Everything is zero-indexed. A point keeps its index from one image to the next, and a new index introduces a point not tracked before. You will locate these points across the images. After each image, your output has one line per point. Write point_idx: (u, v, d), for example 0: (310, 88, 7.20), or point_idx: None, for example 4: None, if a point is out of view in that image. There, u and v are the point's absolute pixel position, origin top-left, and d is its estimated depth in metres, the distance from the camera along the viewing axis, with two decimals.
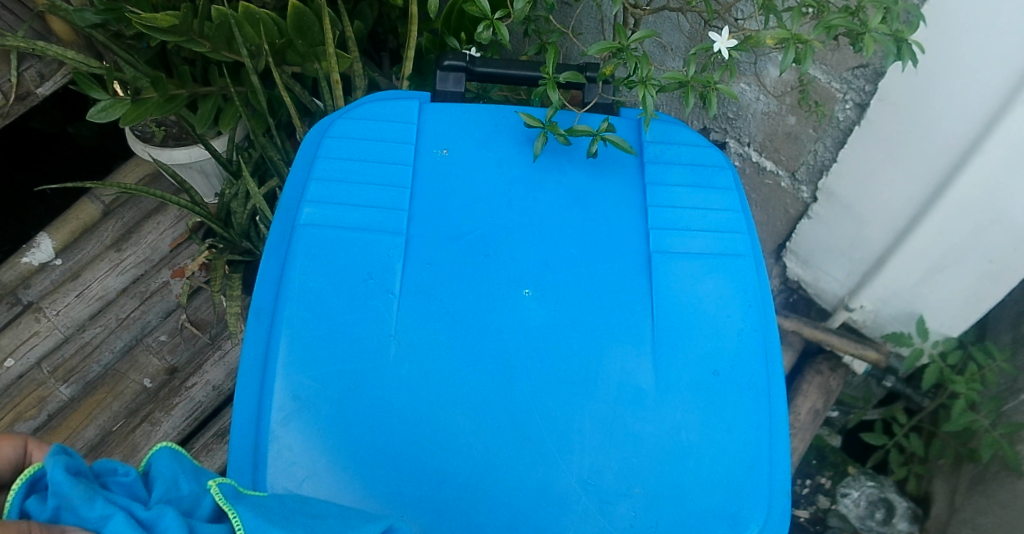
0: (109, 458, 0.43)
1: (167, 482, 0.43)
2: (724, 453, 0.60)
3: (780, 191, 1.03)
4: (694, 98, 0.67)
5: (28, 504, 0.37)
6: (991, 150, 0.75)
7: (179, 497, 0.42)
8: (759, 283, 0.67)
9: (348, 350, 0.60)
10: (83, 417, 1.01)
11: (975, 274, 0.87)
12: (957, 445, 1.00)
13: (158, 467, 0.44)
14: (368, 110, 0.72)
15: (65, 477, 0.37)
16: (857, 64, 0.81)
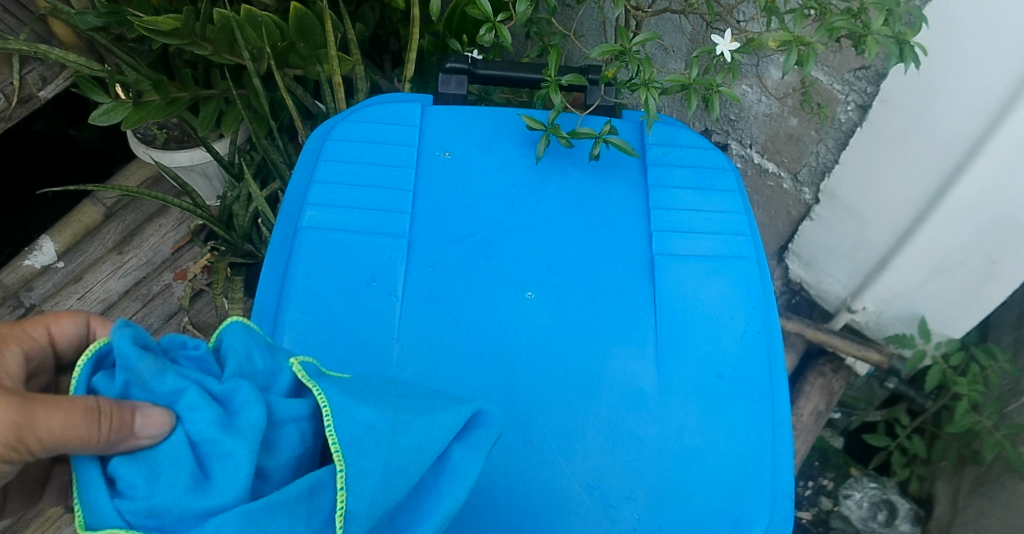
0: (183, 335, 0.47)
1: (239, 356, 0.45)
2: (728, 457, 0.60)
3: (782, 193, 1.03)
4: (697, 101, 0.67)
5: (97, 379, 0.43)
6: (993, 152, 0.75)
7: (257, 369, 0.46)
8: (762, 285, 0.67)
9: (351, 354, 0.60)
10: None
11: (977, 276, 0.87)
12: (960, 446, 1.00)
13: (229, 342, 0.46)
14: (370, 113, 0.72)
15: (133, 352, 0.42)
16: (859, 66, 0.81)
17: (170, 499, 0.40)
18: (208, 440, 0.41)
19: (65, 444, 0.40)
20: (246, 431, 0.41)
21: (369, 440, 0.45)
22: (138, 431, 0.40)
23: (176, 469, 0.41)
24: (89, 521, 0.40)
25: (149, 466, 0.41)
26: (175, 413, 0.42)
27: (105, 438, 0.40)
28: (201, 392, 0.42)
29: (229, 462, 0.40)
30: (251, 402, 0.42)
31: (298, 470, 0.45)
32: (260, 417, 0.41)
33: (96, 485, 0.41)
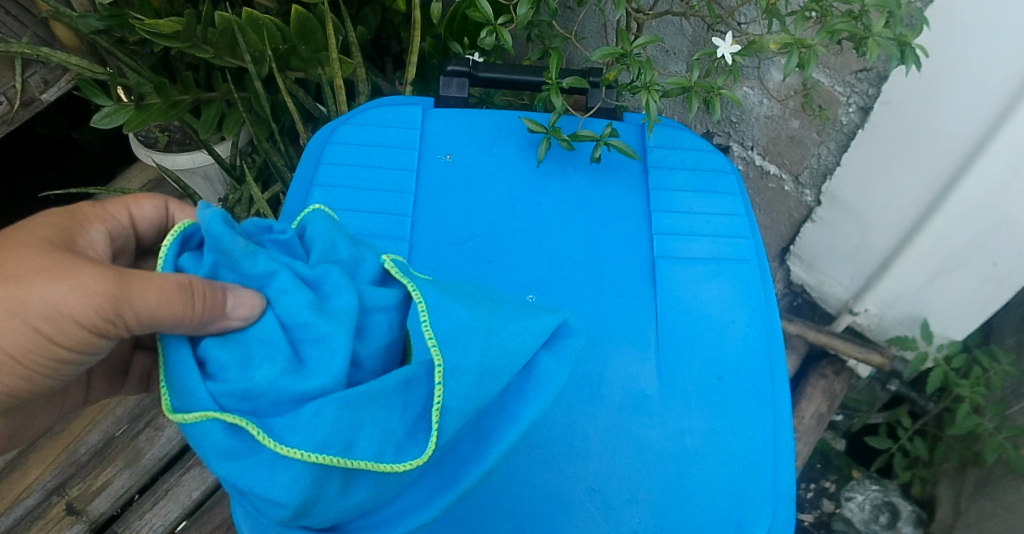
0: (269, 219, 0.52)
1: (324, 245, 0.51)
2: (729, 461, 0.60)
3: (783, 195, 1.03)
4: (697, 104, 0.67)
5: (184, 260, 0.50)
6: (996, 152, 0.74)
7: (341, 258, 0.51)
8: (764, 288, 0.67)
9: None
10: (87, 422, 1.02)
11: (979, 277, 0.87)
12: (962, 448, 1.00)
13: (313, 232, 0.52)
14: (371, 116, 0.72)
15: (224, 234, 0.48)
16: (860, 68, 0.81)
17: (269, 382, 0.44)
18: (300, 322, 0.46)
19: (161, 322, 0.46)
20: (337, 314, 0.46)
21: (463, 341, 0.48)
22: (229, 312, 0.46)
23: (270, 346, 0.46)
24: (180, 403, 0.45)
25: (245, 346, 0.46)
26: (266, 295, 0.48)
27: (195, 315, 0.45)
28: (291, 277, 0.48)
29: (322, 346, 0.45)
30: (341, 288, 0.47)
31: (385, 359, 0.49)
32: (351, 302, 0.47)
33: (190, 364, 0.46)
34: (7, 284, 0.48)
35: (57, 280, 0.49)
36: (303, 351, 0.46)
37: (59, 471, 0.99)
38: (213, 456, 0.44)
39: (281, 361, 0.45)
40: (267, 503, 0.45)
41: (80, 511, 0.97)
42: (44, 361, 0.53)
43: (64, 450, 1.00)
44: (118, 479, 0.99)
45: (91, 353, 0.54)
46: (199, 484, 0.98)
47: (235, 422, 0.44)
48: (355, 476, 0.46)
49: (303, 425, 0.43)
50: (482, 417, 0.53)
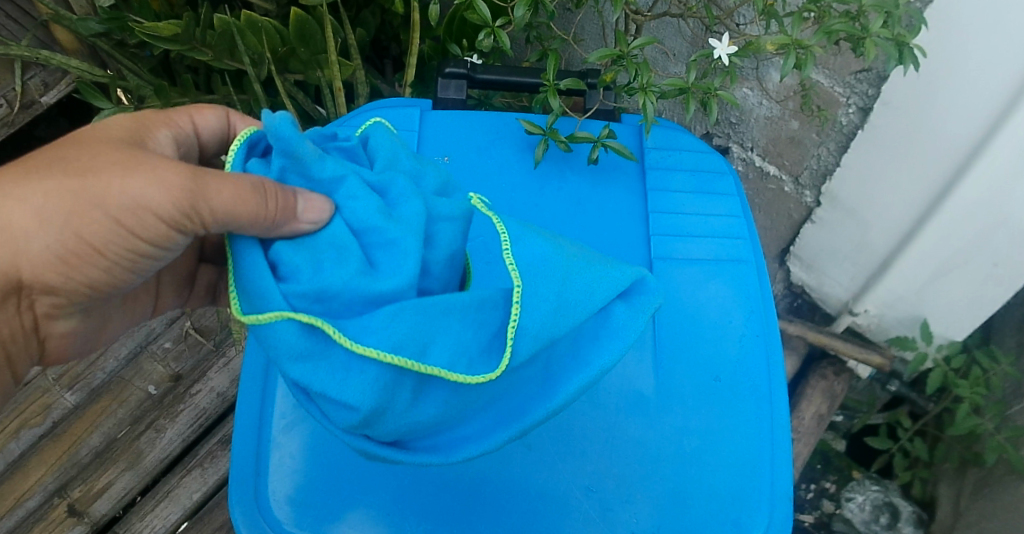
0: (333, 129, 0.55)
1: (387, 155, 0.52)
2: (725, 460, 0.60)
3: (783, 196, 1.03)
4: (694, 105, 0.67)
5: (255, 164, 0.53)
6: (996, 153, 0.74)
7: (406, 167, 0.52)
8: (762, 289, 0.67)
9: None
10: (89, 424, 1.03)
11: (980, 277, 0.87)
12: (962, 448, 1.00)
13: (375, 142, 0.54)
14: (370, 117, 0.72)
15: (293, 137, 0.49)
16: (860, 69, 0.81)
17: (343, 283, 0.44)
18: (370, 227, 0.47)
19: (237, 220, 0.47)
20: (406, 220, 0.47)
21: (543, 269, 0.49)
22: (301, 216, 0.46)
23: (343, 248, 0.47)
24: (253, 305, 0.46)
25: (317, 252, 0.47)
26: (335, 201, 0.49)
27: (269, 210, 0.46)
28: (359, 183, 0.49)
29: (393, 250, 0.46)
30: (408, 195, 0.48)
31: (451, 267, 0.49)
32: (419, 209, 0.47)
33: (262, 265, 0.47)
34: (86, 177, 0.51)
35: (134, 172, 0.51)
36: (376, 256, 0.46)
37: (60, 472, 1.00)
38: (289, 358, 0.45)
39: (355, 264, 0.45)
40: (339, 407, 0.45)
41: (83, 513, 0.98)
42: (124, 255, 0.56)
43: (66, 452, 1.01)
44: (119, 481, 0.99)
45: (167, 248, 0.56)
46: (200, 486, 0.98)
47: (309, 321, 0.44)
48: (427, 387, 0.46)
49: (382, 329, 0.44)
50: (552, 355, 0.51)
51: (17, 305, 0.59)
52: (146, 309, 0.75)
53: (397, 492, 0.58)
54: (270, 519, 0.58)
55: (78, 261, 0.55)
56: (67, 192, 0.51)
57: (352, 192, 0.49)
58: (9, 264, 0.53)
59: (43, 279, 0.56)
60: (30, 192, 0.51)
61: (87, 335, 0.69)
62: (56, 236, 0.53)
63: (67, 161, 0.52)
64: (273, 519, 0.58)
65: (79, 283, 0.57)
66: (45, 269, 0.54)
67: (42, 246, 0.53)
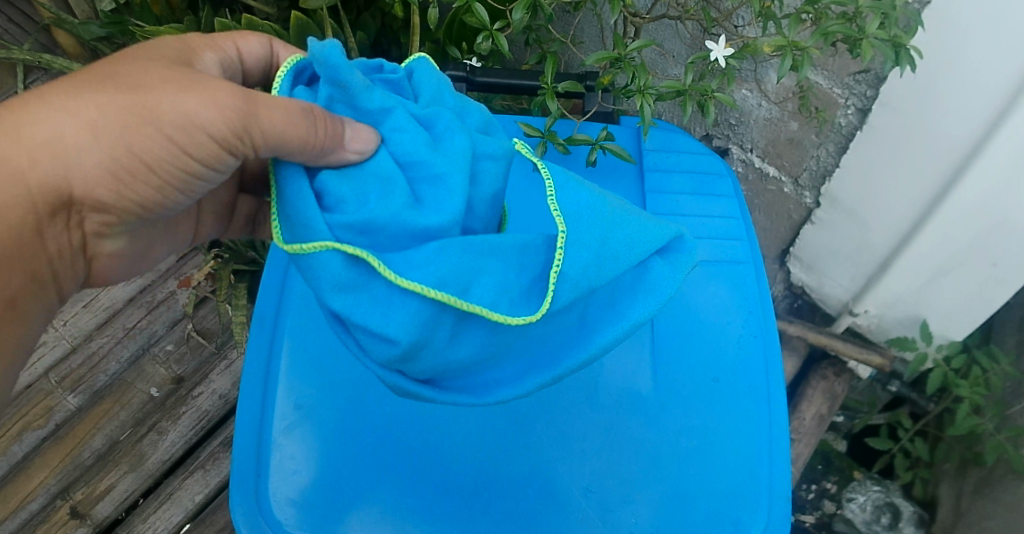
0: (378, 58, 0.52)
1: (432, 91, 0.50)
2: (722, 460, 0.60)
3: (783, 197, 1.03)
4: (692, 107, 0.68)
5: (300, 92, 0.50)
6: (995, 153, 0.74)
7: (451, 104, 0.50)
8: (761, 290, 0.67)
9: (347, 368, 0.62)
10: (90, 427, 1.03)
11: (980, 277, 0.87)
12: (962, 449, 1.01)
13: (421, 76, 0.51)
14: None
15: (341, 66, 0.46)
16: (858, 70, 0.81)
17: (389, 217, 0.43)
18: (416, 160, 0.45)
19: (284, 145, 0.45)
20: (452, 154, 0.45)
21: (586, 218, 0.47)
22: (347, 145, 0.45)
23: (388, 180, 0.44)
24: (299, 233, 0.44)
25: (361, 183, 0.45)
26: (381, 135, 0.46)
27: (315, 139, 0.44)
28: (406, 118, 0.46)
29: (439, 185, 0.44)
30: (454, 129, 0.46)
31: (494, 209, 0.48)
32: (467, 144, 0.45)
33: (307, 193, 0.45)
34: (136, 93, 0.50)
35: (184, 90, 0.50)
36: (423, 190, 0.44)
37: (63, 474, 1.00)
38: (328, 289, 0.43)
39: (401, 197, 0.43)
40: (377, 341, 0.43)
41: (85, 515, 0.98)
42: (174, 175, 0.54)
43: (68, 454, 1.01)
44: (122, 483, 0.99)
45: (217, 170, 0.55)
46: (202, 488, 0.99)
47: (355, 252, 0.42)
48: (467, 324, 0.44)
49: (427, 265, 0.42)
50: (588, 305, 0.49)
51: (66, 221, 0.57)
52: (188, 232, 0.73)
53: (399, 492, 0.58)
54: (270, 521, 0.58)
55: (129, 180, 0.54)
56: (118, 108, 0.50)
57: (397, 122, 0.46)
58: (60, 177, 0.52)
59: (93, 195, 0.54)
60: (84, 104, 0.50)
61: (130, 258, 0.68)
62: (108, 150, 0.51)
63: (118, 77, 0.51)
64: (273, 520, 0.58)
65: (130, 202, 0.56)
66: (95, 185, 0.53)
67: (94, 161, 0.52)
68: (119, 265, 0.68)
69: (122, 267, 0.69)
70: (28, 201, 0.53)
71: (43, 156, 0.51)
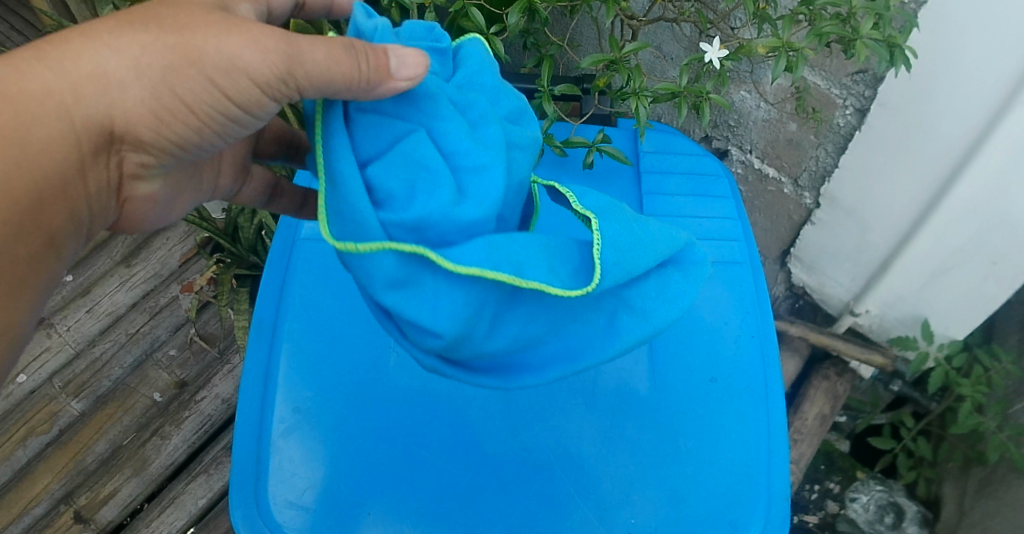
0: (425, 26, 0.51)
1: (468, 73, 0.50)
2: (719, 459, 0.60)
3: (783, 198, 1.03)
4: (687, 108, 0.68)
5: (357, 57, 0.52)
6: (992, 151, 0.74)
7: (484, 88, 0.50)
8: (757, 290, 0.68)
9: (349, 370, 0.62)
10: (95, 432, 1.04)
11: (979, 275, 0.87)
12: (966, 447, 1.01)
13: (464, 54, 0.52)
14: None
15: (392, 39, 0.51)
16: (856, 70, 0.81)
17: (438, 211, 0.43)
18: (458, 150, 0.46)
19: (331, 84, 0.46)
20: (492, 145, 0.46)
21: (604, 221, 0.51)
22: (394, 74, 0.45)
23: (432, 169, 0.45)
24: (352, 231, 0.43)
25: (396, 168, 0.45)
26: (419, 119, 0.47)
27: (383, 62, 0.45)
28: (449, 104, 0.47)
29: (481, 174, 0.45)
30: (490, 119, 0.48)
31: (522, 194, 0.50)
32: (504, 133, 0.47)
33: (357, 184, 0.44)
34: (181, 32, 0.48)
35: (230, 32, 0.48)
36: (460, 166, 0.45)
37: (67, 479, 1.01)
38: (381, 286, 0.44)
39: (444, 187, 0.44)
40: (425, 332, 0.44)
41: (89, 520, 0.99)
42: (213, 118, 0.52)
43: (72, 460, 1.02)
44: (125, 487, 1.00)
45: (256, 116, 0.53)
46: (205, 492, 0.99)
47: (409, 251, 0.43)
48: (504, 320, 0.46)
49: (477, 249, 0.44)
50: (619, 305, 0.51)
51: (107, 163, 0.54)
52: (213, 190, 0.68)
53: (401, 492, 0.58)
54: (269, 524, 0.58)
55: (170, 119, 0.51)
56: (162, 46, 0.48)
57: (421, 102, 0.47)
58: (102, 114, 0.49)
59: (134, 135, 0.51)
60: (122, 42, 0.47)
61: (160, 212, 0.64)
62: (147, 90, 0.49)
63: (160, 15, 0.48)
64: (272, 523, 0.58)
65: (168, 142, 0.53)
66: (138, 124, 0.50)
67: (133, 100, 0.49)
68: (147, 215, 0.64)
69: (150, 221, 0.66)
70: (69, 139, 0.50)
71: (85, 91, 0.48)
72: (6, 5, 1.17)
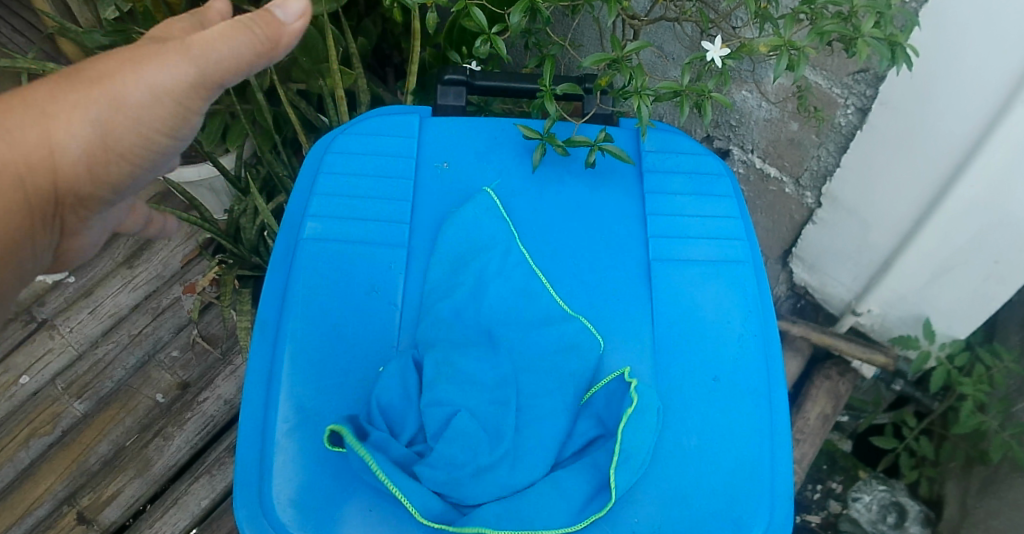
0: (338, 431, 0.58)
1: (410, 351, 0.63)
2: (723, 459, 0.61)
3: (784, 197, 1.03)
4: (689, 108, 0.68)
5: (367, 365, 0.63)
6: (993, 151, 0.74)
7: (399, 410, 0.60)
8: (760, 289, 0.68)
9: (353, 370, 0.63)
10: (97, 432, 1.04)
11: (980, 275, 0.87)
12: (968, 447, 1.01)
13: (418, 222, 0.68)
14: (370, 124, 0.75)
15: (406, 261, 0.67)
16: (857, 69, 0.81)
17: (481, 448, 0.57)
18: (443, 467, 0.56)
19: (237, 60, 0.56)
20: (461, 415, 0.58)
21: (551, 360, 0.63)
22: (286, 20, 0.58)
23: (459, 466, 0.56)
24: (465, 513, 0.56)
25: (445, 434, 0.57)
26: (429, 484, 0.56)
27: (276, 39, 0.57)
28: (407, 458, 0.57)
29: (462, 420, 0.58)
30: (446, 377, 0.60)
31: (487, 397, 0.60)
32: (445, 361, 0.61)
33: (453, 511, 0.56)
34: (102, 80, 0.55)
35: (143, 64, 0.55)
36: (491, 426, 0.59)
37: (70, 480, 1.01)
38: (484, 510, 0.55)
39: (484, 440, 0.57)
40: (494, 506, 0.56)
41: (92, 520, 0.99)
42: (138, 151, 0.60)
43: (74, 461, 1.02)
44: (128, 488, 1.00)
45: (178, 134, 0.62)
46: (208, 493, 1.00)
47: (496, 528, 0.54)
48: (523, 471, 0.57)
49: (508, 470, 0.57)
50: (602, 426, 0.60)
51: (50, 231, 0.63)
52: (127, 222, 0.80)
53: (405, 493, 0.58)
54: (273, 524, 0.58)
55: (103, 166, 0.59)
56: (91, 99, 0.55)
57: (452, 360, 0.61)
58: (46, 179, 0.57)
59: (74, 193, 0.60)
60: (55, 111, 0.55)
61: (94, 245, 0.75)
62: (83, 143, 0.56)
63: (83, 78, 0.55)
64: (277, 523, 0.58)
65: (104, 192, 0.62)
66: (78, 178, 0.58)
67: (73, 157, 0.56)
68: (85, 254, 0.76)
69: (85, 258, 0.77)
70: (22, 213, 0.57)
71: (35, 159, 0.55)
72: (6, 5, 1.16)
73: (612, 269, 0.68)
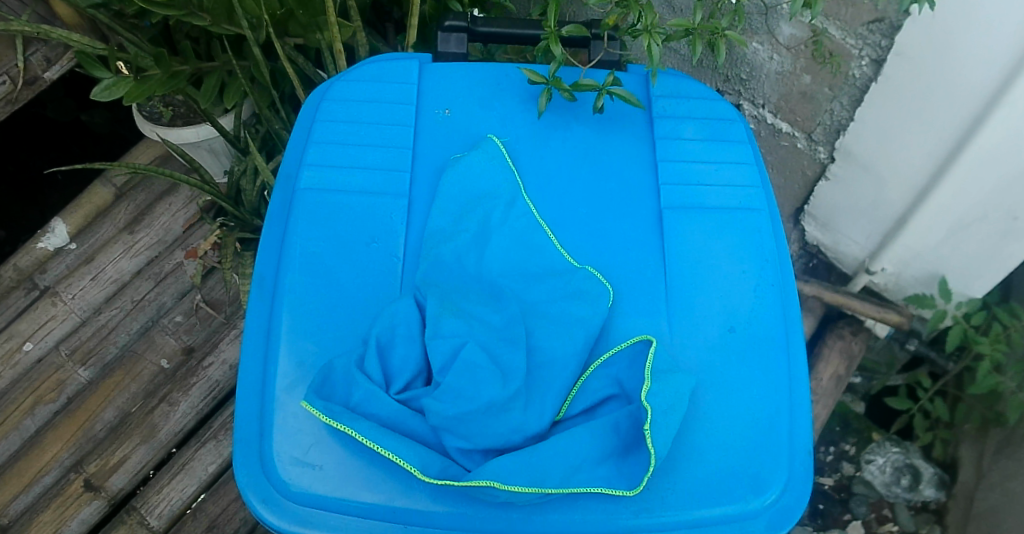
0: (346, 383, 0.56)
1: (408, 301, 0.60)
2: (739, 411, 0.59)
3: (796, 153, 1.00)
4: (702, 46, 0.64)
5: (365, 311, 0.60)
6: (1013, 103, 0.71)
7: (396, 366, 0.57)
8: (774, 236, 0.66)
9: (353, 321, 0.61)
10: (101, 399, 1.03)
11: (1001, 231, 0.84)
12: (984, 408, 0.99)
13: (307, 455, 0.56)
14: (369, 73, 0.72)
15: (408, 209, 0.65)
16: (872, 19, 0.78)
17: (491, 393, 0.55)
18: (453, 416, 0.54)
19: None
20: (468, 357, 0.56)
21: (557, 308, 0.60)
22: None
23: (464, 416, 0.54)
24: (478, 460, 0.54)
25: (449, 376, 0.55)
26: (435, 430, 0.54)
27: None
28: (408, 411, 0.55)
29: (468, 372, 0.55)
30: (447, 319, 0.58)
31: (492, 339, 0.58)
32: (441, 308, 0.58)
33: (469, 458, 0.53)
34: None
35: None
36: (503, 366, 0.57)
37: (76, 448, 1.01)
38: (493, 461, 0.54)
39: (493, 380, 0.55)
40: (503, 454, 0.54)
41: (99, 487, 0.98)
42: None
43: (80, 428, 1.01)
44: (134, 455, 0.99)
45: None
46: (214, 458, 1.00)
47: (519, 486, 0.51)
48: (533, 415, 0.55)
49: (518, 414, 0.55)
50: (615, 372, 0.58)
51: None
52: None
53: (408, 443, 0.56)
54: (276, 482, 0.57)
55: None
56: None
57: (458, 306, 0.59)
58: None
59: None
60: None
61: None
62: None
63: None
64: (280, 481, 0.57)
65: None
66: None
67: None
68: None
69: None
70: None
71: None
72: None
73: (620, 216, 0.66)
